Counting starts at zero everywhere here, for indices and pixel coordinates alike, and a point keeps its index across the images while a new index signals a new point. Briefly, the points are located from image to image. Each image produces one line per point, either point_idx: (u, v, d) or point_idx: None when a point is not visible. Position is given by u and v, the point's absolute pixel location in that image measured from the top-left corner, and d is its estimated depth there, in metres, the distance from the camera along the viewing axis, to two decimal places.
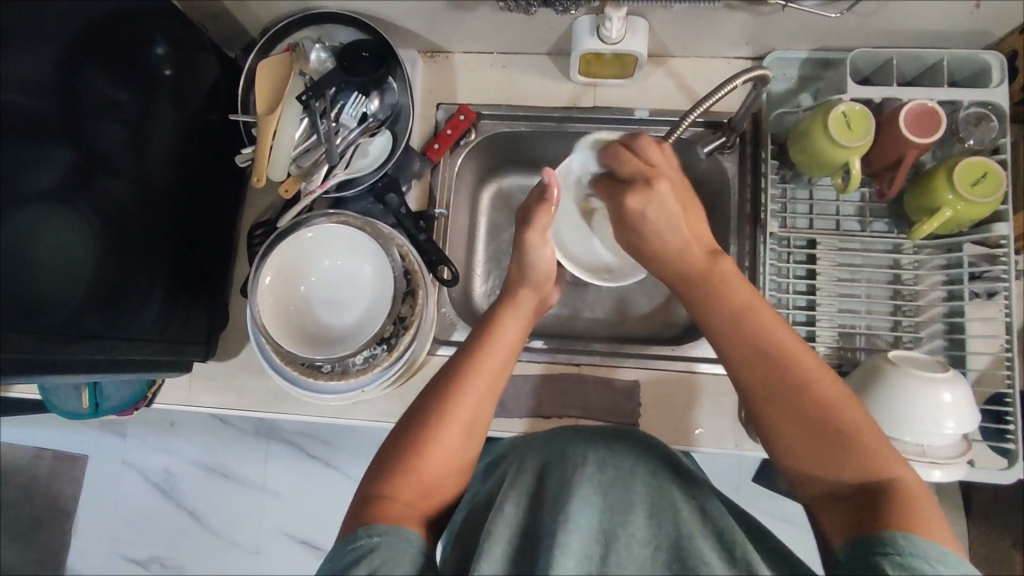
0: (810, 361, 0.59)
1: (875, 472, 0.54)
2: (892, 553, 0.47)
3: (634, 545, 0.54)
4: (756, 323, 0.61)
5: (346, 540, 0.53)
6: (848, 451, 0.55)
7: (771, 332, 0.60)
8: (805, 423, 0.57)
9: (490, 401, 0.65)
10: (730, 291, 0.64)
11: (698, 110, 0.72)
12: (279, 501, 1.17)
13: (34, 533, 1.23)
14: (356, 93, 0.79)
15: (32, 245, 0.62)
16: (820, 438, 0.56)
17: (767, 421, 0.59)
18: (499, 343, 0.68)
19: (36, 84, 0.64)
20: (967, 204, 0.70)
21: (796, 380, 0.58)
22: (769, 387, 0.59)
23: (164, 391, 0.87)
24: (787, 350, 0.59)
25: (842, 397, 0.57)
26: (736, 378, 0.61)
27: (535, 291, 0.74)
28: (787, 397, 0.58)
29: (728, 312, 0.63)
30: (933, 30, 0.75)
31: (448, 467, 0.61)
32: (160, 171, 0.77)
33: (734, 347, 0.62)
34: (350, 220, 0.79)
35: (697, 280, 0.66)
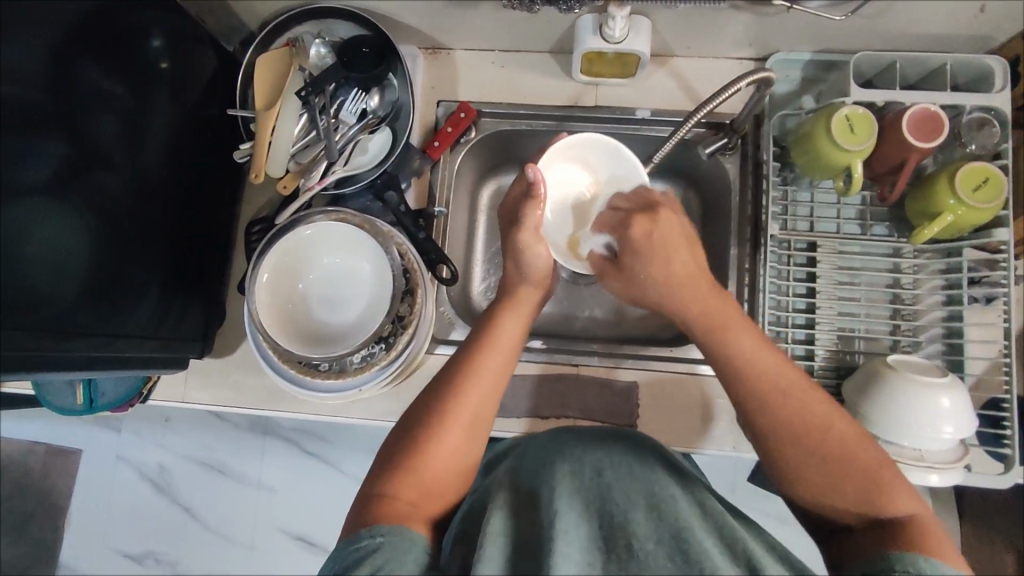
0: (818, 398, 0.59)
1: (893, 504, 0.55)
2: (912, 570, 0.49)
3: (636, 543, 0.53)
4: (765, 363, 0.61)
5: (350, 540, 0.53)
6: (867, 486, 0.56)
7: (783, 372, 0.60)
8: (823, 461, 0.57)
9: (492, 401, 0.64)
10: (737, 332, 0.63)
11: (702, 110, 0.71)
12: (274, 497, 1.17)
13: (27, 526, 1.22)
14: (356, 89, 0.78)
15: (24, 238, 0.61)
16: (839, 474, 0.57)
17: (782, 460, 0.59)
18: (499, 343, 0.68)
19: (27, 74, 0.63)
20: (967, 209, 0.70)
21: (812, 420, 0.58)
22: (784, 427, 0.59)
23: (159, 388, 0.87)
24: (799, 390, 0.59)
25: (852, 431, 0.58)
26: (748, 420, 0.61)
27: (534, 289, 0.74)
28: (803, 437, 0.58)
29: (738, 354, 0.62)
30: (936, 33, 0.75)
31: (451, 469, 0.61)
32: (157, 166, 0.76)
33: (746, 391, 0.61)
34: (348, 217, 0.78)
35: (703, 318, 0.65)
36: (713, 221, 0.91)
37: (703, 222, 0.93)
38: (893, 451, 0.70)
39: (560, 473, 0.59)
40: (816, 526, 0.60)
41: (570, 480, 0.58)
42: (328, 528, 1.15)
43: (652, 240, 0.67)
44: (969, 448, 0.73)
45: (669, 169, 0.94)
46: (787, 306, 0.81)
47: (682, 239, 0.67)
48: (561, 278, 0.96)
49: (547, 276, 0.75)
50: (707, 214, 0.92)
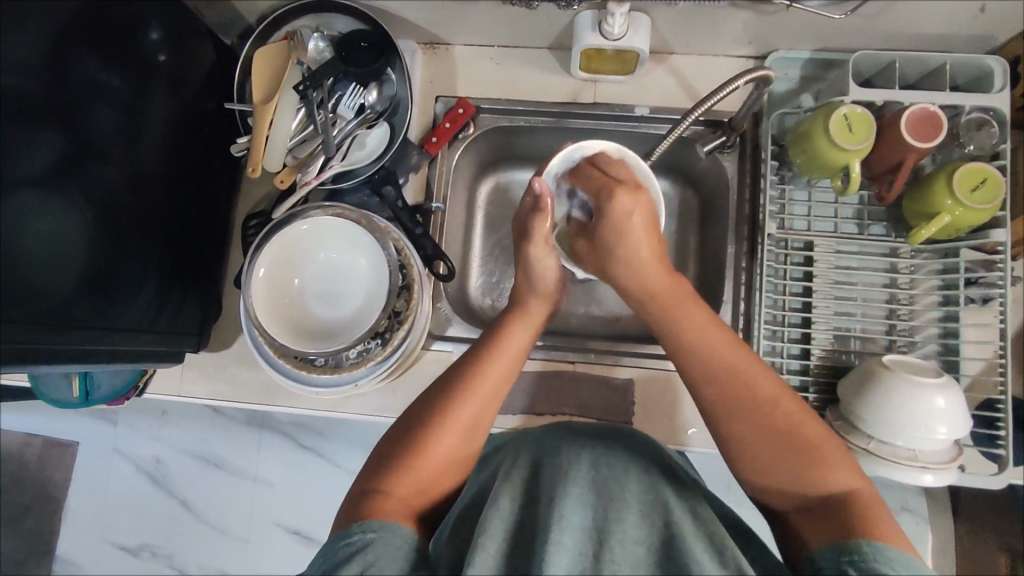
0: (766, 377, 0.60)
1: (837, 485, 0.56)
2: (857, 560, 0.49)
3: (627, 541, 0.53)
4: (718, 342, 0.62)
5: (339, 536, 0.53)
6: (814, 467, 0.56)
7: (734, 351, 0.62)
8: (771, 438, 0.58)
9: (492, 406, 0.65)
10: (690, 312, 0.65)
11: (700, 109, 0.72)
12: (271, 491, 1.17)
13: (23, 518, 1.22)
14: (354, 84, 0.77)
15: (23, 230, 0.62)
16: (786, 453, 0.57)
17: (734, 439, 0.60)
18: (506, 348, 0.68)
19: (26, 65, 0.64)
20: (965, 209, 0.70)
21: (760, 399, 0.59)
22: (733, 405, 0.60)
23: (155, 381, 0.87)
24: (749, 369, 0.61)
25: (799, 411, 0.59)
26: (698, 397, 0.62)
27: (546, 297, 0.74)
28: (751, 415, 0.59)
29: (691, 333, 0.64)
30: (935, 33, 0.75)
31: (447, 468, 0.61)
32: (155, 159, 0.76)
33: (695, 371, 0.62)
34: (345, 212, 0.78)
35: (660, 297, 0.67)
36: (710, 219, 0.91)
37: (701, 220, 0.93)
38: (887, 451, 0.70)
39: (554, 470, 0.59)
40: (765, 508, 0.60)
41: (564, 476, 0.58)
42: (325, 521, 1.15)
43: (630, 219, 0.69)
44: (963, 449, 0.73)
45: (667, 167, 0.94)
46: (784, 306, 0.81)
47: (636, 224, 0.69)
48: None
49: (556, 290, 0.75)
50: (705, 213, 0.92)
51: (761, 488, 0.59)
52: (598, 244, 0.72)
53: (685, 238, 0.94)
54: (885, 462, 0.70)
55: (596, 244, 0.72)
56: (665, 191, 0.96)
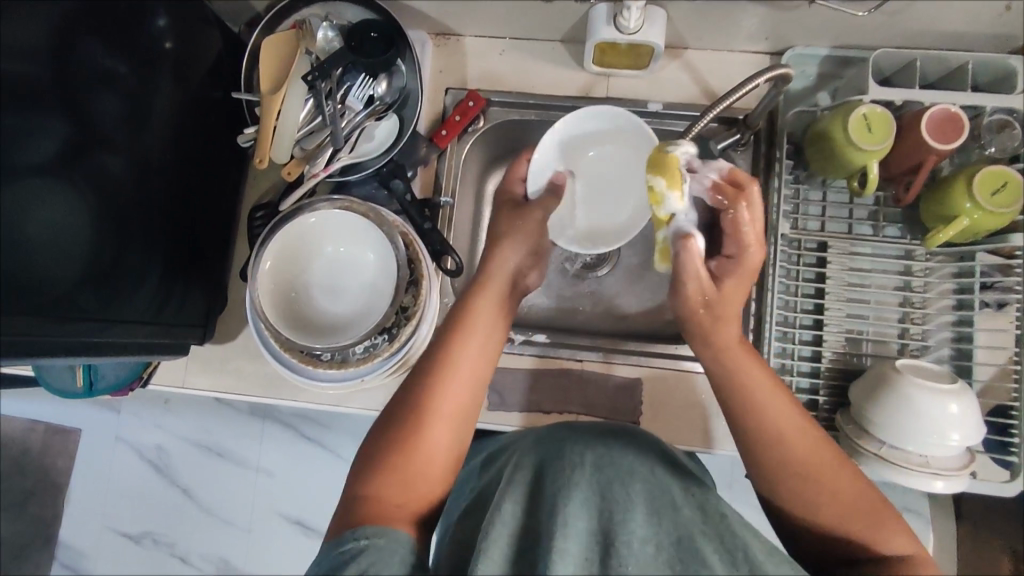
0: (825, 447, 0.59)
1: (886, 540, 0.56)
2: None
3: (635, 543, 0.52)
4: (778, 404, 0.61)
5: (333, 545, 0.53)
6: (866, 522, 0.56)
7: (796, 424, 0.60)
8: (828, 497, 0.57)
9: (472, 390, 0.64)
10: (755, 375, 0.62)
11: (718, 107, 0.69)
12: (273, 482, 1.17)
13: (26, 503, 1.23)
14: (363, 75, 0.76)
15: (24, 218, 0.61)
16: (841, 509, 0.57)
17: (787, 496, 0.59)
18: (478, 326, 0.67)
19: (31, 50, 0.64)
20: (984, 213, 0.69)
21: (821, 462, 0.58)
22: (793, 468, 0.58)
23: (159, 372, 0.86)
24: (810, 434, 0.60)
25: (853, 476, 0.59)
26: (753, 460, 0.60)
27: (506, 273, 0.71)
28: (810, 477, 0.58)
29: (757, 397, 0.61)
30: (957, 32, 0.73)
31: (438, 464, 0.61)
32: (159, 147, 0.75)
33: (758, 434, 0.60)
34: (353, 205, 0.77)
35: (729, 367, 0.63)
36: None
37: None
38: (898, 457, 0.69)
39: (565, 475, 0.58)
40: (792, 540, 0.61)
41: (574, 480, 0.58)
42: (327, 513, 1.15)
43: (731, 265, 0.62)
44: (975, 455, 0.72)
45: None
46: (796, 307, 0.80)
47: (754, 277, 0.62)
48: (566, 271, 0.95)
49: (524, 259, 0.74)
50: None
51: (803, 533, 0.59)
52: (721, 293, 0.62)
53: None
54: (897, 468, 0.69)
55: (722, 291, 0.62)
56: None
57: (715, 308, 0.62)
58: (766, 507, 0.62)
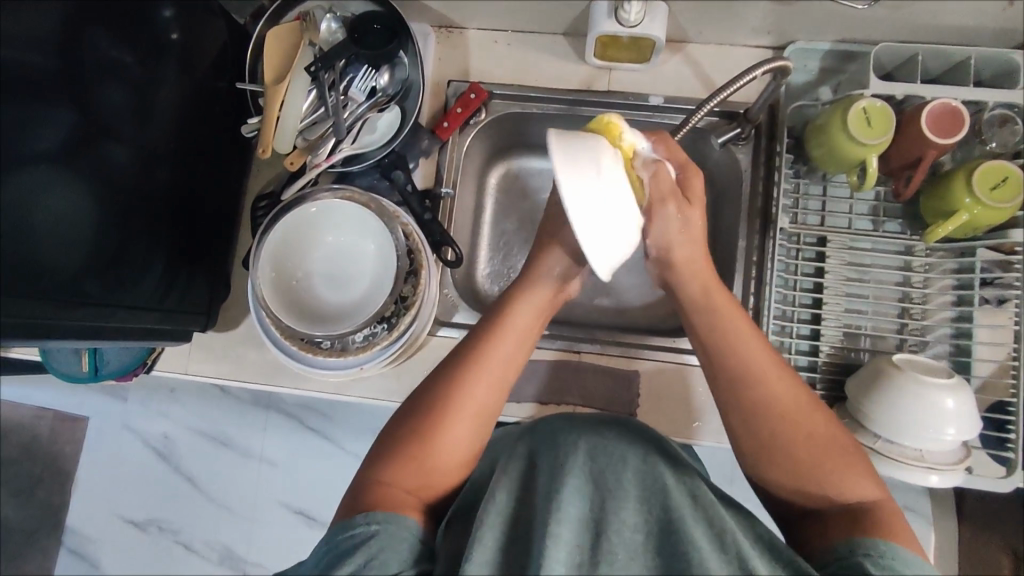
0: (799, 392, 0.61)
1: (855, 490, 0.56)
2: (873, 554, 0.50)
3: (625, 529, 0.53)
4: (754, 346, 0.62)
5: (343, 525, 0.55)
6: (836, 467, 0.57)
7: (770, 362, 0.61)
8: (803, 440, 0.58)
9: (497, 393, 0.64)
10: (732, 318, 0.63)
11: (715, 99, 0.70)
12: (276, 472, 1.18)
13: (36, 489, 1.25)
14: (366, 66, 0.78)
15: (33, 205, 0.64)
16: (813, 452, 0.58)
17: (762, 439, 0.59)
18: (510, 331, 0.66)
19: (39, 44, 0.66)
20: (984, 208, 0.69)
21: (796, 405, 0.60)
22: (767, 407, 0.60)
23: (163, 359, 0.87)
24: (787, 378, 0.61)
25: (830, 427, 0.59)
26: (734, 401, 0.61)
27: (552, 281, 0.68)
28: (783, 419, 0.59)
29: (734, 338, 0.62)
30: (961, 26, 0.73)
31: (456, 460, 0.61)
32: (165, 137, 0.76)
33: (733, 376, 0.61)
34: (355, 196, 0.78)
35: (704, 300, 0.64)
36: (722, 212, 0.89)
37: (713, 214, 0.92)
38: (892, 450, 0.69)
39: (559, 460, 0.59)
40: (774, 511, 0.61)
41: (569, 464, 0.58)
42: (328, 502, 1.16)
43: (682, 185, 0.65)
44: (971, 450, 0.72)
45: None
46: (794, 301, 0.80)
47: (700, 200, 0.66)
48: None
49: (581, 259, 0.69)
50: (717, 206, 0.91)
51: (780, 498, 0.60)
52: (689, 220, 0.64)
53: None
54: (891, 462, 0.69)
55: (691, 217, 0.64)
56: None
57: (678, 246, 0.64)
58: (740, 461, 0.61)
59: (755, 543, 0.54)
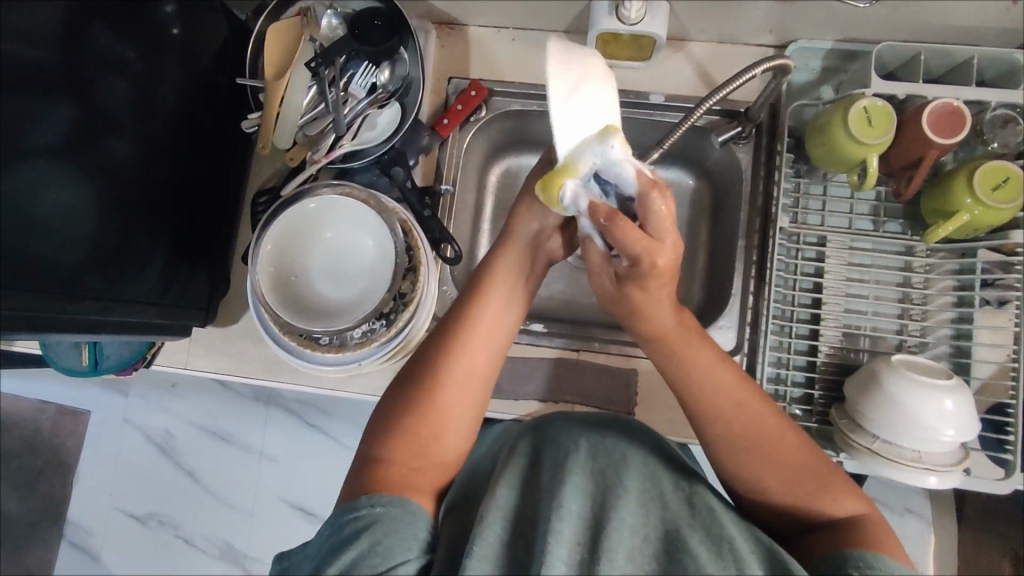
0: (767, 415, 0.60)
1: (838, 505, 0.56)
2: (862, 565, 0.50)
3: (625, 529, 0.52)
4: (713, 379, 0.61)
5: (347, 508, 0.55)
6: (811, 485, 0.57)
7: (729, 395, 0.60)
8: (774, 467, 0.58)
9: (488, 360, 0.65)
10: (695, 353, 0.62)
11: (713, 97, 0.69)
12: (276, 467, 1.19)
13: (38, 482, 1.26)
14: (366, 62, 0.77)
15: (33, 199, 0.63)
16: (787, 475, 0.58)
17: (735, 467, 0.60)
18: (494, 297, 0.66)
19: (43, 38, 0.65)
20: (985, 209, 0.68)
21: (762, 433, 0.59)
22: (732, 440, 0.59)
23: (164, 353, 0.87)
24: (753, 406, 0.60)
25: (803, 446, 0.59)
26: (702, 433, 0.61)
27: (529, 232, 0.69)
28: (752, 448, 0.59)
29: (695, 375, 0.61)
30: (965, 26, 0.73)
31: (456, 425, 0.62)
32: (166, 133, 0.76)
33: (695, 406, 0.61)
34: (354, 192, 0.78)
35: (663, 341, 0.62)
36: (722, 211, 0.89)
37: (712, 213, 0.91)
38: (891, 451, 0.69)
39: (560, 460, 0.59)
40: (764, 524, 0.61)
41: (568, 464, 0.58)
42: (327, 498, 1.17)
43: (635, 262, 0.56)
44: (969, 452, 0.71)
45: (681, 157, 0.92)
46: (793, 301, 0.80)
47: (666, 276, 0.56)
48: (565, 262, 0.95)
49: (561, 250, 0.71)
50: (717, 205, 0.91)
51: (765, 508, 0.60)
52: (625, 294, 0.60)
53: (697, 231, 0.93)
54: (889, 462, 0.69)
55: (626, 293, 0.60)
56: (678, 180, 0.94)
57: (637, 300, 0.59)
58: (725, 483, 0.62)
59: (755, 543, 0.53)
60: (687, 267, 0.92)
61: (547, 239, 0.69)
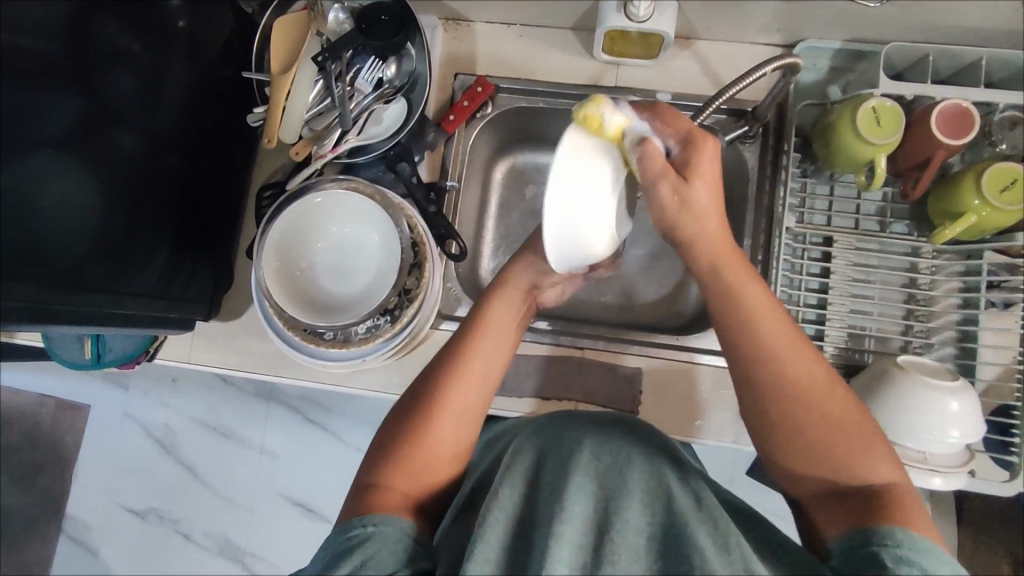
0: (817, 362, 0.58)
1: (875, 473, 0.55)
2: (889, 543, 0.49)
3: (628, 532, 0.52)
4: (769, 317, 0.59)
5: (342, 529, 0.54)
6: (851, 449, 0.56)
7: (787, 334, 0.58)
8: (820, 423, 0.56)
9: (484, 389, 0.64)
10: (749, 291, 0.59)
11: (725, 94, 0.68)
12: (276, 463, 1.18)
13: (37, 476, 1.25)
14: (372, 57, 0.78)
15: (40, 190, 0.63)
16: (829, 435, 0.56)
17: (781, 421, 0.57)
18: (490, 329, 0.66)
19: (48, 29, 0.65)
20: (993, 210, 0.68)
21: (812, 380, 0.57)
22: (783, 385, 0.57)
23: (166, 347, 0.87)
24: (804, 351, 0.58)
25: (846, 402, 0.58)
26: (751, 377, 0.58)
27: (521, 280, 0.70)
28: (801, 398, 0.57)
29: (749, 315, 0.58)
30: (975, 27, 0.72)
31: (451, 454, 0.62)
32: (170, 125, 0.76)
33: (749, 346, 0.58)
34: (361, 186, 0.78)
35: (719, 270, 0.60)
36: (728, 211, 0.89)
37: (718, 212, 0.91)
38: (896, 453, 0.69)
39: (567, 460, 0.58)
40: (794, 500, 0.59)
41: (574, 464, 0.57)
42: (327, 494, 1.17)
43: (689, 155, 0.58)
44: (974, 454, 0.71)
45: None
46: (799, 301, 0.80)
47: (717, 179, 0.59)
48: None
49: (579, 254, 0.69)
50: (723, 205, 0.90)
51: (799, 478, 0.57)
52: (689, 192, 0.57)
53: None
54: None
55: (689, 197, 0.57)
56: None
57: (688, 220, 0.58)
58: (759, 447, 0.59)
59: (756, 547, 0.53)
60: None
61: (543, 287, 0.71)
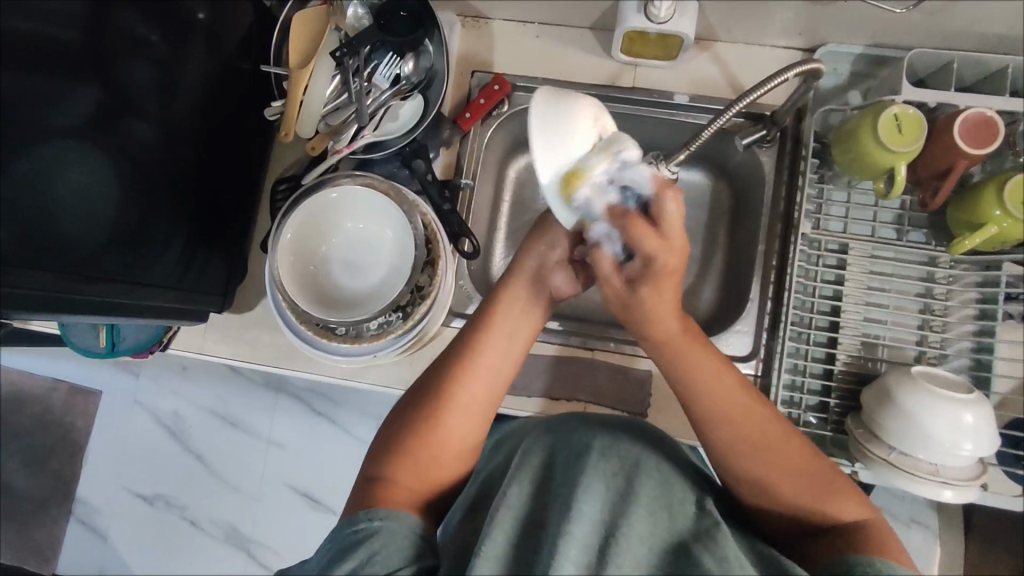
0: (768, 419, 0.60)
1: (843, 511, 0.56)
2: (870, 570, 0.49)
3: (637, 538, 0.51)
4: (718, 384, 0.60)
5: (347, 522, 0.54)
6: (814, 493, 0.57)
7: (737, 397, 0.60)
8: (780, 472, 0.58)
9: (485, 399, 0.64)
10: (698, 359, 0.61)
11: (746, 99, 0.67)
12: (283, 454, 1.19)
13: (47, 460, 1.26)
14: (391, 53, 0.76)
15: (51, 177, 0.64)
16: (793, 483, 0.57)
17: (739, 472, 0.59)
18: (499, 327, 0.67)
19: (68, 19, 0.65)
20: (1013, 222, 0.67)
21: (766, 435, 0.59)
22: (738, 444, 0.59)
23: (179, 337, 0.88)
24: (754, 410, 0.60)
25: (805, 449, 0.59)
26: (707, 439, 0.61)
27: (528, 272, 0.70)
28: (757, 452, 0.58)
29: (699, 380, 0.60)
30: (1002, 35, 0.71)
31: (452, 452, 0.62)
32: (189, 116, 0.76)
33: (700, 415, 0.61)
34: (374, 182, 0.78)
35: (667, 343, 0.62)
36: (743, 214, 0.88)
37: (732, 216, 0.91)
38: (908, 464, 0.68)
39: (579, 462, 0.58)
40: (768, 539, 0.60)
41: (585, 466, 0.57)
42: (334, 485, 1.18)
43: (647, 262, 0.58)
44: (987, 468, 0.71)
45: (703, 159, 0.92)
46: (812, 308, 0.79)
47: (676, 276, 0.59)
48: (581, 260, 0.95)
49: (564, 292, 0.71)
50: (738, 208, 0.90)
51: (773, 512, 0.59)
52: (634, 297, 0.60)
53: (715, 232, 0.92)
54: (904, 475, 0.68)
55: (634, 297, 0.60)
56: (698, 182, 0.93)
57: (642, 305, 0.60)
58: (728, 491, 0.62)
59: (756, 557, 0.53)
60: (703, 269, 0.91)
61: (550, 273, 0.70)
